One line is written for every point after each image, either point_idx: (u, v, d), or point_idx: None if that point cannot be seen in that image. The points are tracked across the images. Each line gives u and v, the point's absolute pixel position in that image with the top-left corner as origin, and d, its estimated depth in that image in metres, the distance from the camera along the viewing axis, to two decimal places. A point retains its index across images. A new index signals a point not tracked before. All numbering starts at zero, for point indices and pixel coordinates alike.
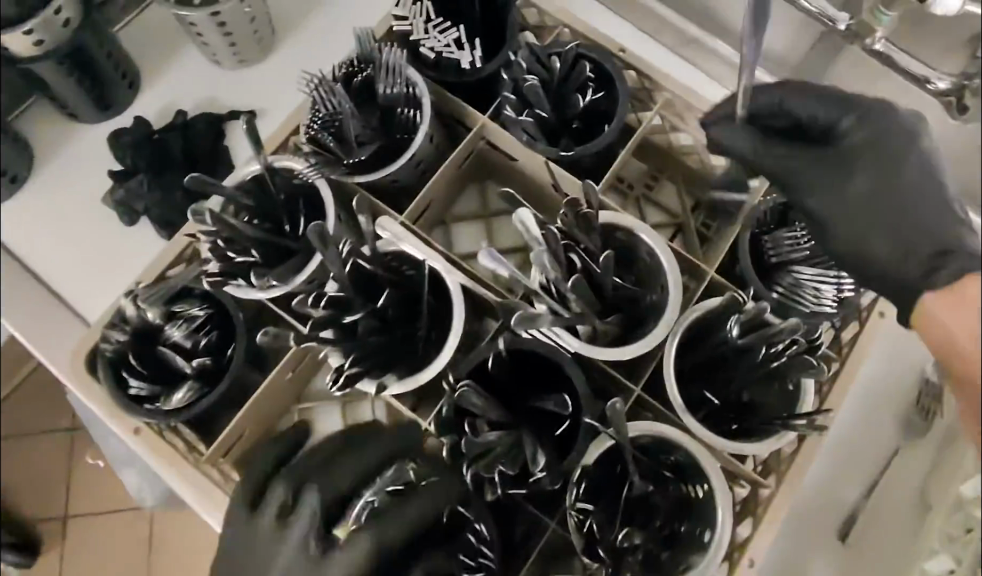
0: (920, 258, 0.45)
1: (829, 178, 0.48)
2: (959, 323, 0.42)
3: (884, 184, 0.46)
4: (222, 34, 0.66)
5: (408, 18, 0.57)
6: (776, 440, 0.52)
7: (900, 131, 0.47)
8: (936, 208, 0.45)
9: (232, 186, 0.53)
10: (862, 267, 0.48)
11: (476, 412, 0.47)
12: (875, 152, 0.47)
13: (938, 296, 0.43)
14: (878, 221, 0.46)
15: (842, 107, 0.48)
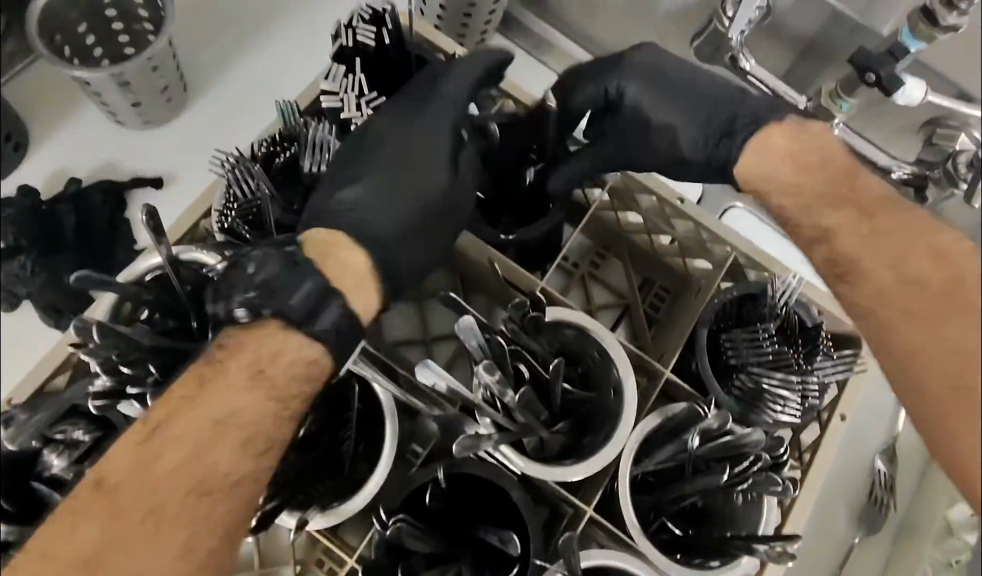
0: (724, 143, 0.45)
1: (632, 107, 0.48)
2: (784, 148, 0.43)
3: (695, 117, 0.46)
4: (125, 94, 0.59)
5: (338, 93, 0.50)
6: (736, 564, 0.48)
7: (675, 70, 0.48)
8: (709, 87, 0.47)
9: (124, 282, 0.46)
10: (687, 171, 0.49)
11: (415, 548, 0.42)
12: (650, 88, 0.48)
13: (740, 164, 0.44)
14: (682, 136, 0.47)
15: (597, 77, 0.49)
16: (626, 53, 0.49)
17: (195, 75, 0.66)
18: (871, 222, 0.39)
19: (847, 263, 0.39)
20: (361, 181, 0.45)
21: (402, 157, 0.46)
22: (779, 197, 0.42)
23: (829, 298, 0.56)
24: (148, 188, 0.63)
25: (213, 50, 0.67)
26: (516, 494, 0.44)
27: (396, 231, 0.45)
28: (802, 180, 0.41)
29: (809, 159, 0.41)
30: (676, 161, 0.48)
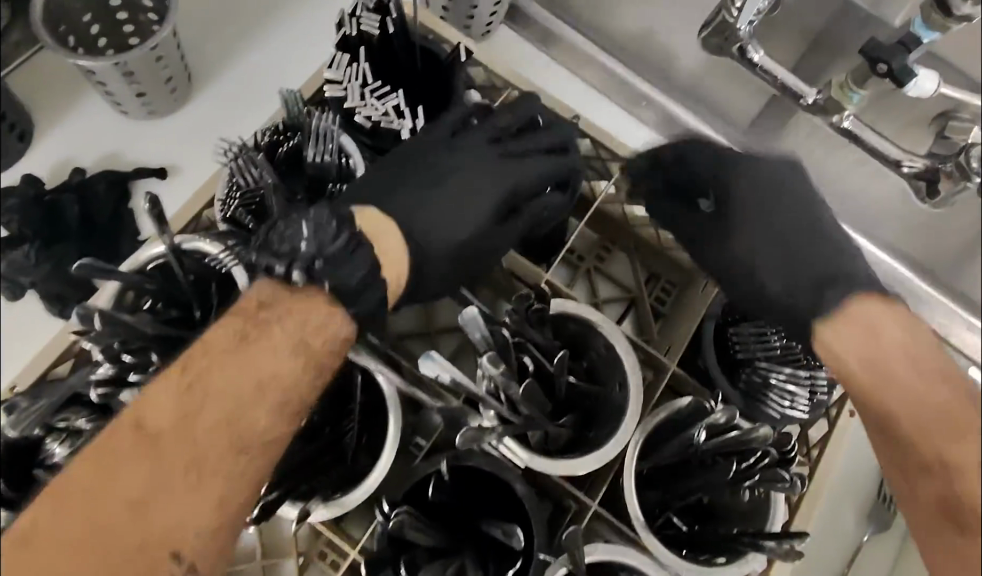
0: (813, 292, 0.47)
1: (741, 212, 0.51)
2: (897, 325, 0.43)
3: (757, 210, 0.51)
4: (128, 84, 0.59)
5: (341, 82, 0.49)
6: (745, 562, 0.47)
7: (789, 182, 0.52)
8: (770, 262, 0.50)
9: (127, 271, 0.45)
10: (753, 304, 0.51)
11: (417, 542, 0.42)
12: (742, 272, 0.51)
13: (829, 324, 0.44)
14: (745, 235, 0.51)
15: (704, 180, 0.53)
16: (748, 166, 0.53)
17: (198, 66, 0.66)
18: (958, 417, 0.40)
19: (945, 461, 0.39)
20: (407, 196, 0.49)
21: (465, 174, 0.50)
22: (869, 387, 0.42)
23: None
24: (151, 179, 0.62)
25: (218, 40, 0.67)
26: (520, 487, 0.44)
27: (436, 234, 0.49)
28: (894, 367, 0.41)
29: (906, 335, 0.42)
30: (731, 280, 0.51)
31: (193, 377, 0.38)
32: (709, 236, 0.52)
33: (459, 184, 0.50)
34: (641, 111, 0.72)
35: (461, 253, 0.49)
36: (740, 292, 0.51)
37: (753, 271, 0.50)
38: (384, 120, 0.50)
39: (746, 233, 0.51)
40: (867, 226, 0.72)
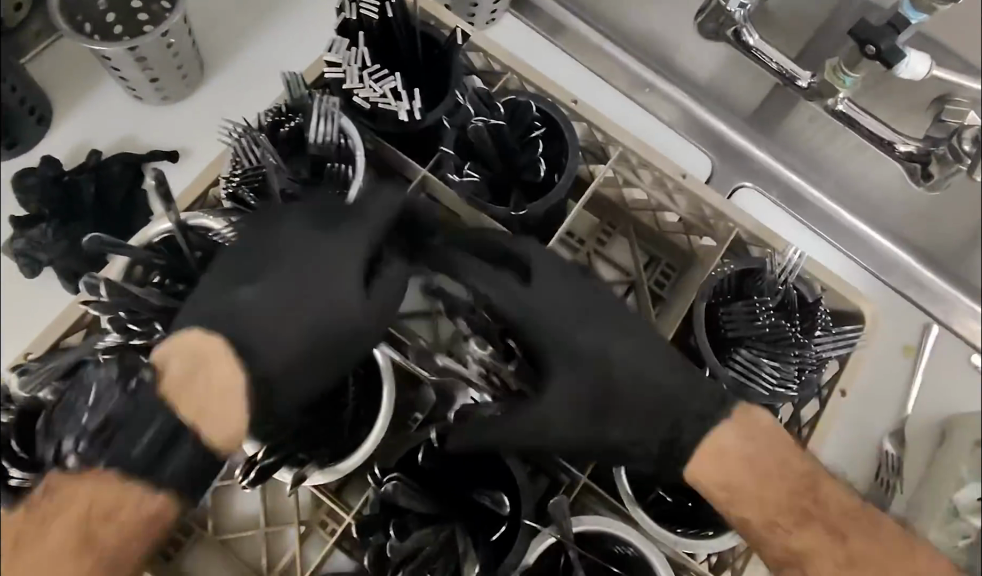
0: (668, 451, 0.42)
1: (549, 346, 0.45)
2: (733, 433, 0.40)
3: (587, 385, 0.44)
4: (141, 69, 0.61)
5: (341, 64, 0.51)
6: (733, 536, 0.47)
7: (630, 349, 0.44)
8: (663, 382, 0.44)
9: (137, 246, 0.47)
10: (567, 444, 0.44)
11: (408, 506, 0.43)
12: (625, 377, 0.44)
13: (699, 457, 0.40)
14: (567, 414, 0.44)
15: (519, 307, 0.44)
16: (574, 281, 0.46)
17: (209, 53, 0.68)
18: (832, 528, 0.38)
19: (805, 560, 0.38)
20: (251, 294, 0.43)
21: (273, 266, 0.44)
22: (724, 504, 0.39)
23: (831, 275, 0.55)
24: (165, 162, 0.65)
25: (230, 27, 0.69)
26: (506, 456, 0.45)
27: (282, 355, 0.42)
28: (746, 484, 0.38)
29: (750, 446, 0.39)
30: (605, 411, 0.44)
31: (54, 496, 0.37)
32: (554, 352, 0.45)
33: (286, 292, 0.43)
34: (644, 96, 0.74)
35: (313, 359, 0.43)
36: (612, 416, 0.44)
37: (593, 413, 0.44)
38: (382, 101, 0.51)
39: (570, 412, 0.44)
40: (869, 211, 0.72)
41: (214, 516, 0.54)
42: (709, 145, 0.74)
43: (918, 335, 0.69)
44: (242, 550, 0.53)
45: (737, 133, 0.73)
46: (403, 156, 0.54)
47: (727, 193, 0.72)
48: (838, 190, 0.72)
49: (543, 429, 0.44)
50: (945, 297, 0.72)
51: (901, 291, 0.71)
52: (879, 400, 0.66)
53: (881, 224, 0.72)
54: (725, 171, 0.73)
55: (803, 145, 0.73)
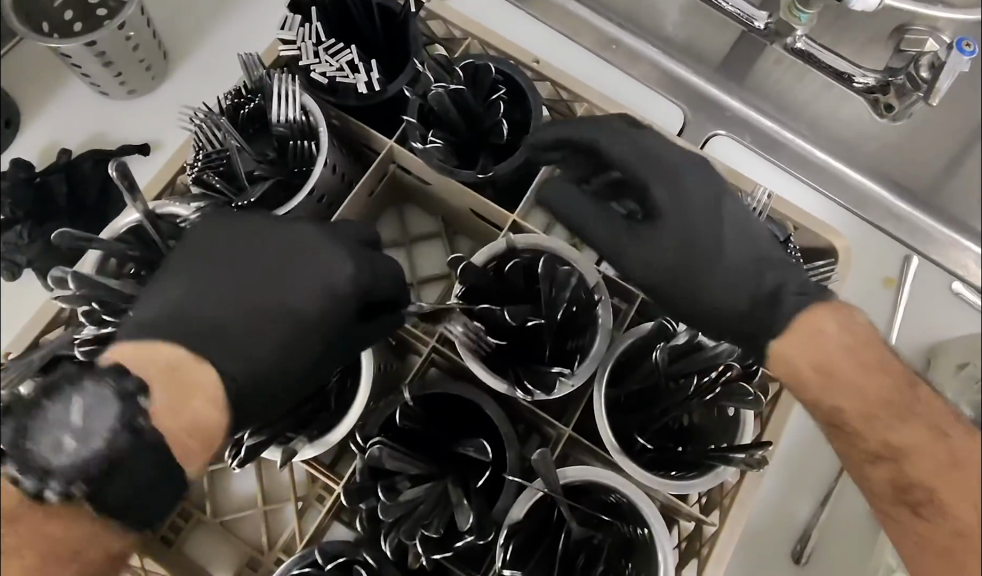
0: (765, 308, 0.43)
1: (662, 191, 0.45)
2: (836, 322, 0.40)
3: (683, 238, 0.44)
4: (104, 65, 0.61)
5: (296, 41, 0.51)
6: (718, 475, 0.47)
7: (724, 210, 0.45)
8: (762, 250, 0.45)
9: (106, 238, 0.47)
10: (652, 274, 0.45)
11: (397, 470, 0.44)
12: (730, 239, 0.44)
13: (785, 334, 0.41)
14: (649, 245, 0.44)
15: (643, 162, 0.45)
16: (669, 154, 0.46)
17: (172, 43, 0.68)
18: (935, 427, 0.39)
19: (900, 458, 0.39)
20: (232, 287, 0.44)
21: (258, 260, 0.45)
22: (818, 389, 0.40)
23: (801, 211, 0.56)
24: (135, 155, 0.65)
25: (191, 16, 0.69)
26: (491, 408, 0.46)
27: (256, 370, 0.42)
28: (840, 370, 0.39)
29: (848, 332, 0.40)
30: (699, 258, 0.44)
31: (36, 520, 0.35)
32: (671, 196, 0.44)
33: (255, 280, 0.44)
34: (611, 53, 0.74)
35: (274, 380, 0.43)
36: (705, 264, 0.44)
37: (682, 247, 0.44)
38: (340, 75, 0.51)
39: (654, 240, 0.44)
40: (841, 147, 0.73)
41: (213, 498, 0.55)
42: (680, 95, 0.74)
43: (898, 267, 0.68)
44: (242, 529, 0.54)
45: (705, 83, 0.73)
46: (370, 129, 0.54)
47: (701, 143, 0.72)
48: (808, 130, 0.73)
49: (616, 251, 0.45)
50: (924, 229, 0.72)
51: (879, 225, 0.71)
52: (867, 329, 0.66)
53: (856, 159, 0.72)
54: (698, 119, 0.73)
55: (771, 89, 0.73)
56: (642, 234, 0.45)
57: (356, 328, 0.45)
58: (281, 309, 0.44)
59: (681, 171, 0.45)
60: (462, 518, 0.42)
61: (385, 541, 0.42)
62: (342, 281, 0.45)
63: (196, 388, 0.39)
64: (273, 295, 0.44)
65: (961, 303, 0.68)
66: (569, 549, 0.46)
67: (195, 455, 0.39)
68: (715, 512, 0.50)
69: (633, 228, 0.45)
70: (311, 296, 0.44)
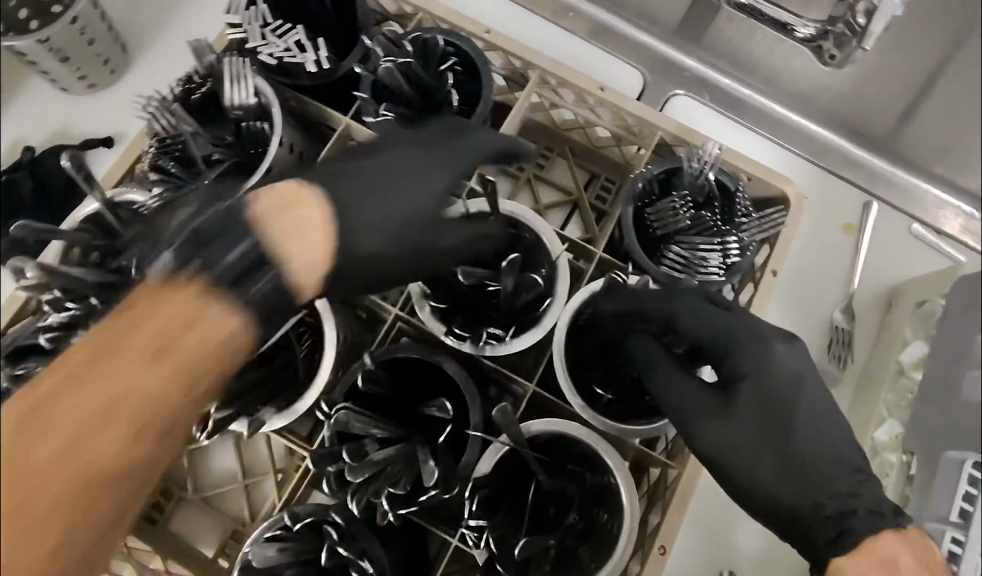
0: (829, 521, 0.43)
1: (745, 367, 0.48)
2: (916, 560, 0.39)
3: (763, 424, 0.46)
4: (60, 61, 0.62)
5: (242, 25, 0.52)
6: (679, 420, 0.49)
7: (803, 409, 0.46)
8: (837, 453, 0.45)
9: (67, 229, 0.49)
10: (727, 453, 0.46)
11: (363, 432, 0.45)
12: (804, 441, 0.45)
13: (848, 556, 0.40)
14: (727, 425, 0.46)
15: (727, 345, 0.48)
16: (761, 339, 0.48)
17: (128, 35, 0.69)
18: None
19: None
20: (379, 165, 0.44)
21: (437, 142, 0.46)
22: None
23: (753, 162, 0.57)
24: (100, 148, 0.66)
25: (147, 7, 0.69)
26: (451, 367, 0.47)
27: (369, 239, 0.42)
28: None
29: (929, 574, 0.38)
30: (774, 439, 0.46)
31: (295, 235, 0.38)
32: (754, 379, 0.47)
33: (408, 146, 0.46)
34: (569, 21, 0.74)
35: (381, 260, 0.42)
36: (775, 462, 0.45)
37: (756, 437, 0.46)
38: (287, 55, 0.52)
39: (735, 417, 0.47)
40: (799, 101, 0.73)
41: (195, 477, 0.56)
42: (639, 59, 0.74)
43: (859, 213, 0.69)
44: (226, 505, 0.56)
45: (662, 45, 0.74)
46: (325, 106, 0.55)
47: (661, 104, 0.72)
48: (765, 86, 0.74)
49: (688, 425, 0.47)
50: (883, 175, 0.73)
51: (838, 173, 0.72)
52: (828, 274, 0.68)
53: (813, 111, 0.73)
54: (659, 81, 0.73)
55: (725, 47, 0.73)
56: (721, 412, 0.47)
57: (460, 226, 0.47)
58: (400, 191, 0.44)
59: (773, 351, 0.48)
60: (428, 473, 0.43)
61: (352, 501, 0.43)
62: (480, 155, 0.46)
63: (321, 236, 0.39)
64: (394, 173, 0.44)
65: (919, 245, 0.69)
66: (541, 497, 0.48)
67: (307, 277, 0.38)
68: (679, 458, 0.51)
69: (717, 405, 0.47)
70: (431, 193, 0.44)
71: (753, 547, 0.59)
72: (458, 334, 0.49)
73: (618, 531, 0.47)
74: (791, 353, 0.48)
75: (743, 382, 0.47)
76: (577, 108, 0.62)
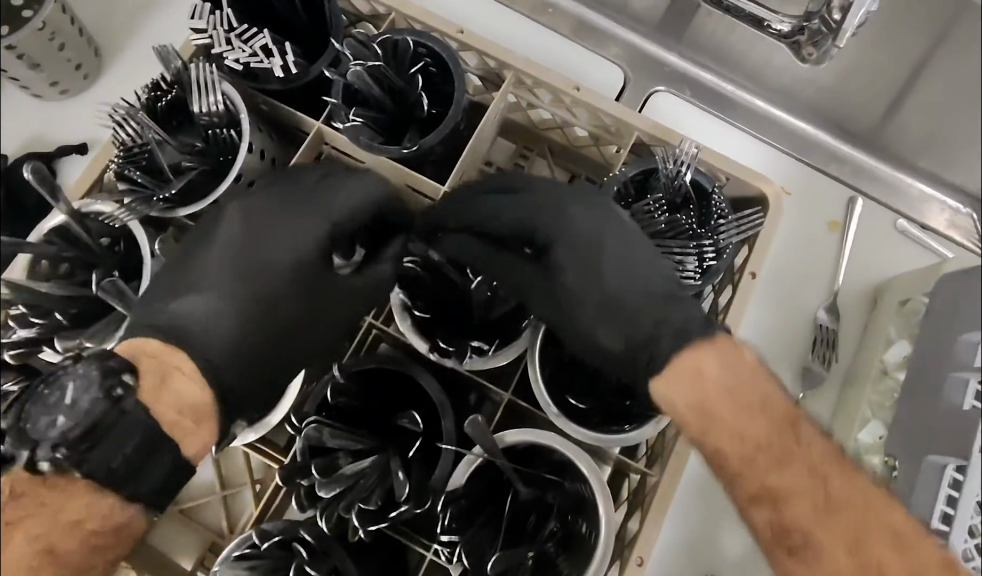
0: (643, 349, 0.44)
1: (549, 234, 0.47)
2: (718, 364, 0.40)
3: (582, 280, 0.47)
4: (31, 69, 0.61)
5: (207, 30, 0.51)
6: (656, 426, 0.48)
7: (614, 258, 0.46)
8: (653, 288, 0.46)
9: (34, 241, 0.48)
10: (556, 321, 0.47)
11: (335, 446, 0.45)
12: (619, 291, 0.46)
13: (662, 375, 0.41)
14: (556, 296, 0.47)
15: (528, 222, 0.48)
16: (548, 203, 0.48)
17: (102, 40, 0.68)
18: (813, 469, 0.39)
19: (780, 500, 0.39)
20: (181, 305, 0.44)
21: (226, 262, 0.45)
22: (698, 432, 0.40)
23: (732, 161, 0.56)
24: (74, 156, 0.65)
25: (120, 12, 0.69)
26: (426, 380, 0.47)
27: (221, 338, 0.44)
28: (719, 411, 0.39)
29: (733, 378, 0.40)
30: (596, 294, 0.47)
31: (180, 423, 0.39)
32: (561, 245, 0.47)
33: (209, 232, 0.46)
34: (549, 17, 0.73)
35: (252, 356, 0.45)
36: (598, 318, 0.46)
37: (581, 299, 0.47)
38: (253, 60, 0.51)
39: (560, 285, 0.47)
40: (782, 95, 0.73)
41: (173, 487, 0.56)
42: (620, 56, 0.73)
43: (843, 209, 0.69)
44: (204, 516, 0.56)
45: (643, 41, 0.73)
46: (297, 111, 0.54)
47: (642, 102, 0.71)
48: (747, 80, 0.73)
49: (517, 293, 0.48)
50: (867, 169, 0.72)
51: (821, 169, 0.71)
52: (811, 273, 0.67)
53: (796, 105, 0.72)
54: (640, 78, 0.72)
55: (707, 41, 0.72)
56: (546, 279, 0.48)
57: (333, 277, 0.48)
58: (254, 286, 0.46)
59: (572, 214, 0.47)
60: (399, 487, 0.43)
61: (323, 516, 0.43)
62: (278, 270, 0.46)
63: (178, 372, 0.41)
64: (244, 264, 0.46)
65: (904, 240, 0.68)
66: (517, 508, 0.47)
67: (189, 434, 0.39)
68: (657, 465, 0.51)
69: (537, 280, 0.48)
70: (279, 280, 0.46)
71: (735, 551, 0.58)
72: (443, 349, 0.49)
73: (595, 543, 0.46)
74: (589, 207, 0.47)
75: (554, 245, 0.47)
76: (554, 108, 0.61)
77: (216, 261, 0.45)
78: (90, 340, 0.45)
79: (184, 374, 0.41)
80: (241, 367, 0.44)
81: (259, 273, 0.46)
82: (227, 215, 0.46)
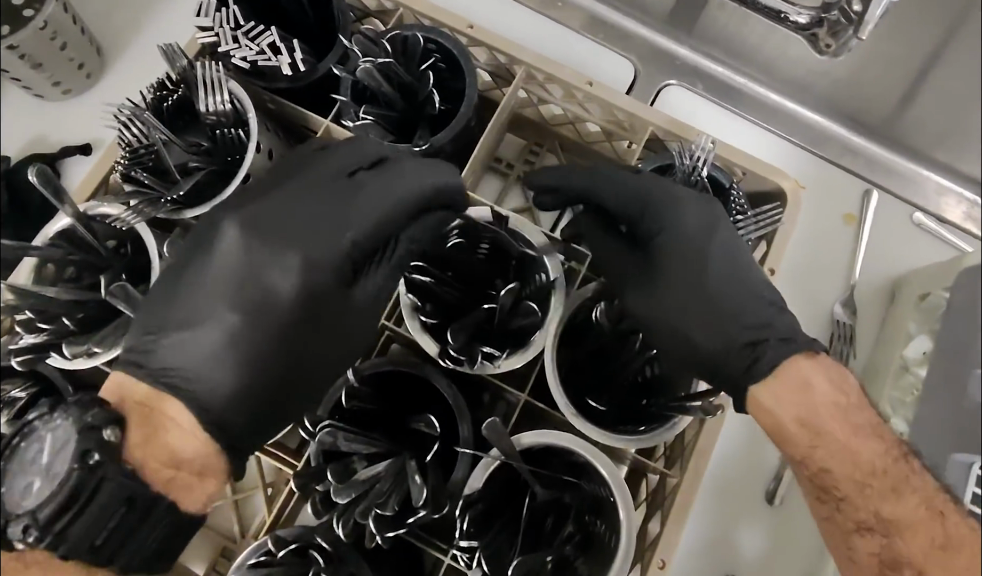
0: (744, 353, 0.45)
1: (651, 228, 0.48)
2: (828, 382, 0.42)
3: (686, 273, 0.47)
4: (32, 68, 0.60)
5: (212, 28, 0.50)
6: (675, 426, 0.47)
7: (716, 257, 0.47)
8: (748, 288, 0.46)
9: (39, 244, 0.47)
10: (649, 314, 0.47)
11: (349, 450, 0.44)
12: (718, 287, 0.46)
13: (763, 384, 0.43)
14: (661, 287, 0.47)
15: (640, 205, 0.49)
16: (667, 189, 0.48)
17: (103, 38, 0.67)
18: (924, 503, 0.43)
19: (889, 531, 0.43)
20: (173, 346, 0.41)
21: (226, 293, 0.42)
22: (807, 447, 0.41)
23: (749, 155, 0.55)
24: (76, 156, 0.64)
25: (121, 9, 0.67)
26: (440, 382, 0.47)
27: (221, 382, 0.41)
28: (828, 429, 0.41)
29: (839, 401, 0.42)
30: (695, 289, 0.47)
31: (179, 478, 0.39)
32: (664, 237, 0.48)
33: (207, 256, 0.42)
34: (557, 11, 0.71)
35: (258, 395, 0.42)
36: (698, 317, 0.46)
37: (678, 288, 0.47)
38: (260, 58, 0.50)
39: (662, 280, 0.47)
40: (795, 88, 0.71)
41: None
42: (631, 49, 0.72)
43: (859, 202, 0.68)
44: (215, 520, 0.55)
45: (654, 34, 0.72)
46: (304, 109, 0.53)
47: (653, 95, 0.70)
48: (760, 73, 0.71)
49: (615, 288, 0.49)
50: (883, 162, 0.71)
51: (836, 162, 0.70)
52: (827, 267, 0.66)
53: (810, 98, 0.71)
54: (652, 72, 0.71)
55: (719, 34, 0.71)
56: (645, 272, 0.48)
57: (345, 296, 0.45)
58: (259, 318, 0.42)
59: (680, 210, 0.47)
60: (415, 492, 0.42)
61: (339, 523, 0.42)
62: (283, 301, 0.42)
63: (169, 419, 0.39)
64: (248, 292, 0.42)
65: (922, 234, 0.67)
66: (535, 510, 0.46)
67: (183, 486, 0.39)
68: (677, 465, 0.50)
69: (635, 265, 0.49)
70: (287, 311, 0.42)
71: (755, 550, 0.57)
72: (454, 355, 0.46)
73: (615, 547, 0.45)
74: (691, 203, 0.48)
75: (659, 234, 0.48)
76: (566, 103, 0.60)
77: (213, 291, 0.42)
78: (99, 345, 0.45)
79: (178, 423, 0.40)
80: (248, 407, 0.42)
81: (259, 306, 0.42)
82: (226, 235, 0.42)
